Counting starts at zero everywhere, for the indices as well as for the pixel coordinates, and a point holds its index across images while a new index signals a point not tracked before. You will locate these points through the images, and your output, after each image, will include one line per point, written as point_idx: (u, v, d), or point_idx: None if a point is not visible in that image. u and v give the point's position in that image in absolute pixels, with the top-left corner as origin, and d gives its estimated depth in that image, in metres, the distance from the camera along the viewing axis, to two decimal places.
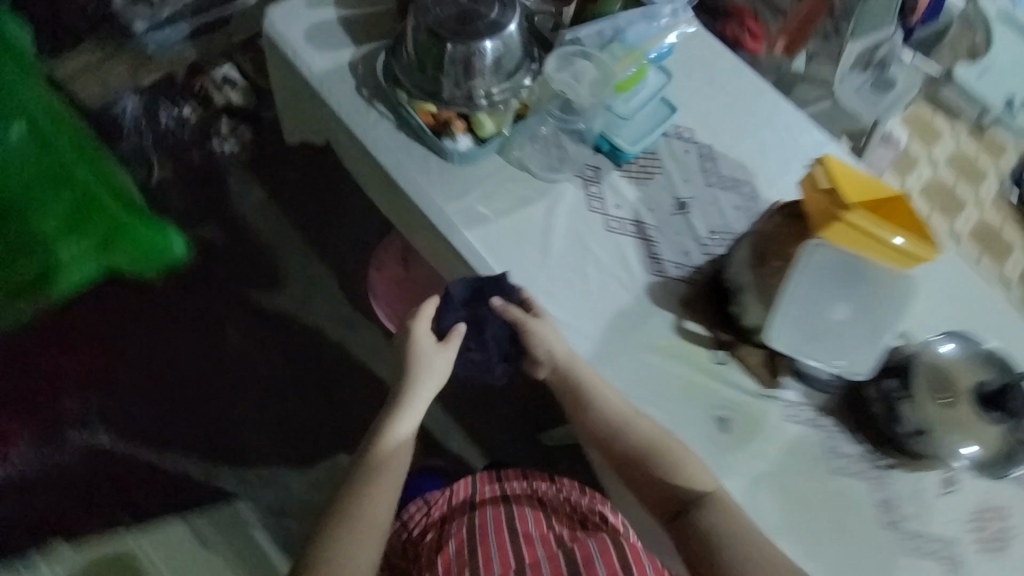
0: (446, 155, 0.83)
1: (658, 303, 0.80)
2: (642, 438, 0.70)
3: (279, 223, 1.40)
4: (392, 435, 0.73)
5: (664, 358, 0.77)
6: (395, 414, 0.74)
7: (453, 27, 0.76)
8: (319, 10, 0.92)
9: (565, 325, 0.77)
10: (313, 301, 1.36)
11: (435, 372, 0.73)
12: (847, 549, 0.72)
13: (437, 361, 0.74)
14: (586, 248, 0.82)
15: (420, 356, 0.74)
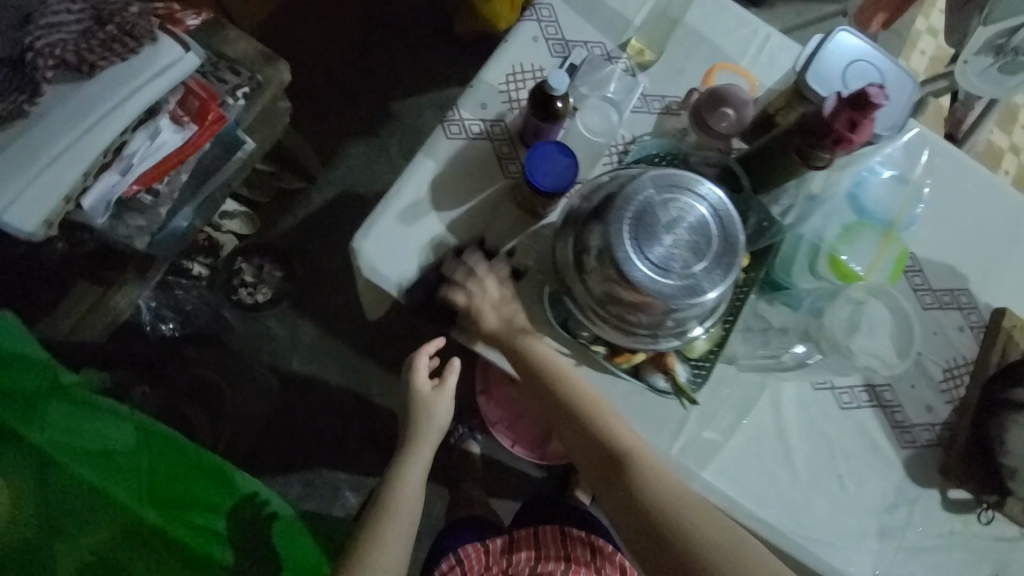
0: (663, 393, 0.67)
1: (920, 480, 0.72)
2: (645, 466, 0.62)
3: (305, 302, 1.33)
4: (405, 472, 0.81)
5: (932, 533, 0.71)
6: (410, 458, 0.81)
7: (676, 277, 0.56)
8: (420, 225, 0.71)
9: (840, 545, 0.69)
10: (341, 362, 1.31)
11: (440, 410, 0.82)
12: None
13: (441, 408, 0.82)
14: (831, 442, 0.71)
15: (424, 403, 0.81)
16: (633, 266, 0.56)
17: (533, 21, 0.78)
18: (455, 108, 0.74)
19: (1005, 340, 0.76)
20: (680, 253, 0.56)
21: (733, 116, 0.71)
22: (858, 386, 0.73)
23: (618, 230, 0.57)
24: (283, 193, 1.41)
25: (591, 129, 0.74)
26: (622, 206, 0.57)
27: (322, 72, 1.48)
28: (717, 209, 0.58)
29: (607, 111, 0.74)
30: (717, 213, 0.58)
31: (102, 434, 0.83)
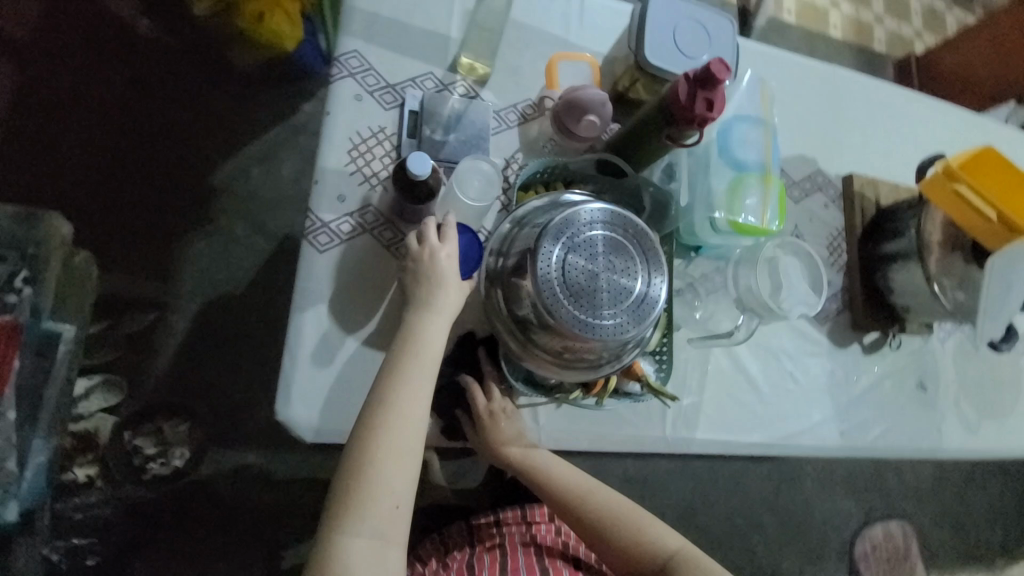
0: (643, 398, 0.69)
1: (842, 343, 0.86)
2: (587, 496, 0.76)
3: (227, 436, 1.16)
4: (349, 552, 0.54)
5: (860, 376, 0.86)
6: (356, 532, 0.54)
7: (627, 305, 0.56)
8: (340, 358, 0.63)
9: (810, 427, 0.81)
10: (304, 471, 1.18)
11: (451, 282, 0.62)
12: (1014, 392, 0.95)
13: (399, 459, 0.57)
14: (776, 351, 0.81)
15: (431, 270, 0.61)
16: (592, 328, 0.54)
17: (347, 78, 0.67)
18: (312, 214, 0.64)
19: (859, 200, 0.89)
20: (619, 287, 0.56)
21: (596, 120, 0.69)
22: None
23: (557, 309, 0.54)
24: (136, 338, 1.17)
25: (468, 196, 0.65)
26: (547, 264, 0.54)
27: (103, 180, 1.19)
28: (620, 225, 0.58)
29: (479, 166, 0.66)
30: (623, 229, 0.58)
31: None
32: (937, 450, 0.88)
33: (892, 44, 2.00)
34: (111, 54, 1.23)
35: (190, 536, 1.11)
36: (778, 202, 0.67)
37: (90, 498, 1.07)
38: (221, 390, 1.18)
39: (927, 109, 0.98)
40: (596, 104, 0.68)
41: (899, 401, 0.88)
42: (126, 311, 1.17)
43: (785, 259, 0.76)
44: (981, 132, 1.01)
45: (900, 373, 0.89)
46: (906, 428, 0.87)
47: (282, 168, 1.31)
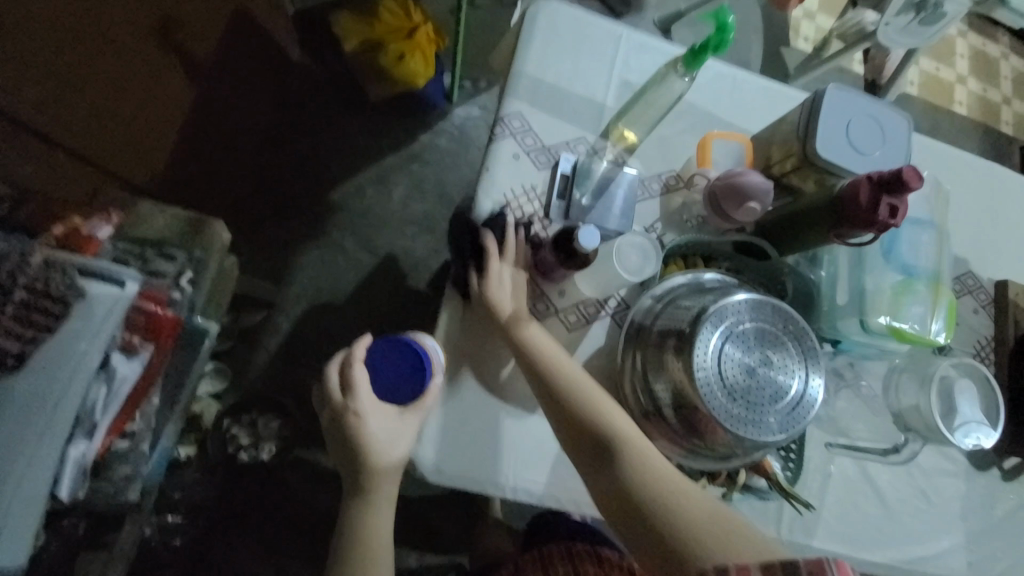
0: (768, 496, 0.65)
1: (982, 465, 0.78)
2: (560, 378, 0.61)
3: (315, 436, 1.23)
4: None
5: (999, 503, 0.78)
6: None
7: (782, 406, 0.54)
8: (468, 406, 0.65)
9: (938, 554, 0.74)
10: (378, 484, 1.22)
11: (387, 426, 0.62)
12: None
13: (382, 513, 0.63)
14: (909, 464, 0.75)
15: (363, 426, 0.62)
16: (745, 425, 0.53)
17: (508, 137, 0.71)
18: (461, 262, 0.67)
19: (1013, 310, 0.82)
20: (774, 388, 0.54)
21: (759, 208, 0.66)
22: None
23: (712, 400, 0.53)
24: (248, 332, 1.27)
25: (628, 267, 0.65)
26: (704, 351, 0.54)
27: (241, 186, 1.31)
28: (780, 321, 0.56)
29: (634, 241, 0.66)
30: (782, 325, 0.56)
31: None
32: None
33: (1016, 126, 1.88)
34: (267, 77, 1.37)
35: (267, 528, 1.16)
36: (947, 313, 0.62)
37: (190, 477, 1.15)
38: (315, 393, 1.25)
39: None
40: (760, 191, 0.66)
41: None
42: (243, 307, 1.27)
43: (959, 386, 0.69)
44: None
45: None
46: None
47: (395, 191, 1.40)
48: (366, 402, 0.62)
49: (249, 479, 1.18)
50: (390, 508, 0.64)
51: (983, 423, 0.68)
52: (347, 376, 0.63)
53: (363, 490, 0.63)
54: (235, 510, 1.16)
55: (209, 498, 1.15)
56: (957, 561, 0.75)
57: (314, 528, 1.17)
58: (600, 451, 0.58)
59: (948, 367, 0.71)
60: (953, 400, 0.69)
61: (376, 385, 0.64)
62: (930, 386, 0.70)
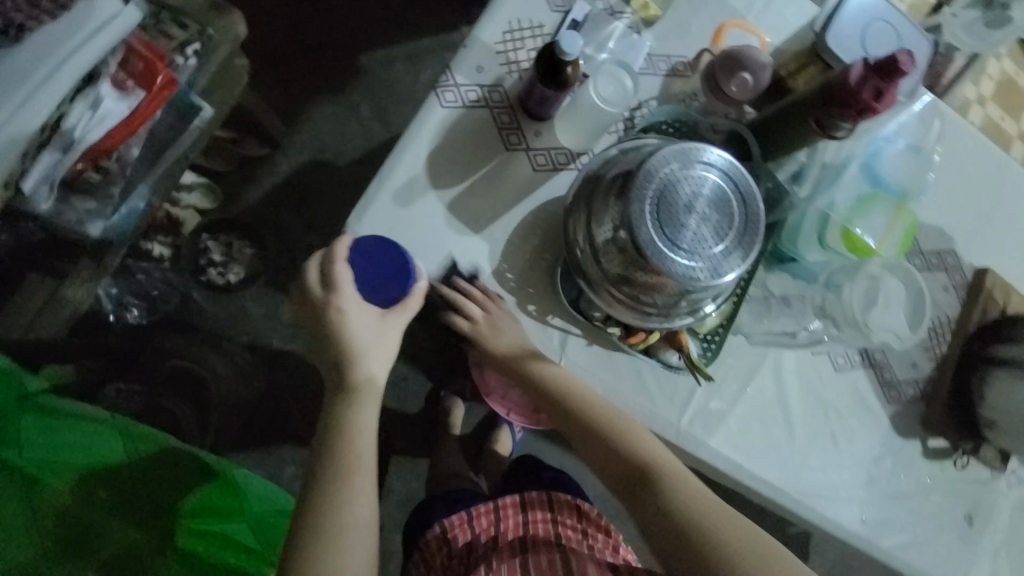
0: (677, 372, 0.68)
1: (905, 433, 0.77)
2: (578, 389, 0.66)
3: (281, 274, 1.25)
4: (349, 508, 0.59)
5: (912, 478, 0.77)
6: (347, 495, 0.59)
7: (709, 251, 0.55)
8: (418, 205, 0.65)
9: (834, 497, 0.74)
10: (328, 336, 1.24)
11: (371, 329, 0.64)
12: None
13: (368, 413, 0.64)
14: (827, 403, 0.75)
15: (344, 327, 0.62)
16: (664, 258, 0.53)
17: None
18: (448, 71, 0.68)
19: (984, 298, 0.80)
20: (705, 236, 0.55)
21: (749, 81, 0.68)
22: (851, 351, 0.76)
23: (642, 228, 0.53)
24: (245, 162, 1.28)
25: (600, 92, 0.66)
26: (645, 182, 0.54)
27: (277, 19, 1.33)
28: (734, 182, 0.57)
29: (620, 76, 0.67)
30: (734, 186, 0.57)
31: (82, 445, 0.79)
32: None
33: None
34: None
35: (211, 338, 1.20)
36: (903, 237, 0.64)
37: (152, 267, 1.19)
38: (293, 233, 1.27)
39: None
40: (755, 65, 0.68)
41: (943, 522, 0.78)
42: (246, 133, 1.29)
43: (883, 289, 0.68)
44: None
45: (954, 496, 0.79)
46: (932, 549, 0.78)
47: (422, 71, 1.38)
48: (348, 301, 0.63)
49: (206, 289, 1.22)
50: (371, 420, 0.64)
51: (896, 324, 0.68)
52: (331, 271, 0.62)
53: (347, 392, 0.64)
54: (186, 312, 1.20)
55: (166, 292, 1.19)
56: (848, 512, 0.75)
57: (255, 351, 1.21)
58: (637, 475, 0.63)
59: (881, 267, 0.67)
60: (876, 298, 0.68)
61: (368, 283, 0.63)
62: (853, 278, 0.68)
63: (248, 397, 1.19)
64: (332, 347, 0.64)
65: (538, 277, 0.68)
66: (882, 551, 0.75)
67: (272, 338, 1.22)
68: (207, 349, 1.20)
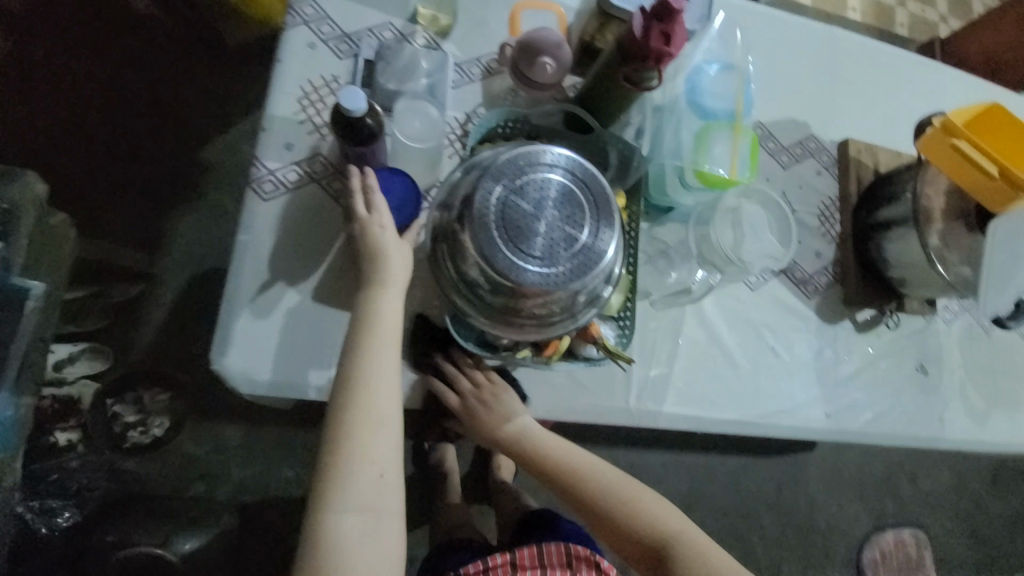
0: (601, 363, 0.66)
1: (835, 319, 0.79)
2: (577, 467, 0.69)
3: (209, 404, 1.17)
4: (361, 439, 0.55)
5: (855, 356, 0.80)
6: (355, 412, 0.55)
7: (575, 247, 0.53)
8: (280, 309, 0.60)
9: (796, 405, 0.76)
10: (283, 443, 1.19)
11: (394, 249, 0.59)
12: (1013, 378, 0.89)
13: (387, 310, 0.58)
14: (754, 323, 0.76)
15: (370, 235, 0.58)
16: (528, 274, 0.52)
17: (301, 26, 0.67)
18: (256, 160, 0.62)
19: (853, 167, 0.83)
20: (562, 232, 0.53)
21: (552, 64, 0.66)
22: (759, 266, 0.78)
23: (496, 254, 0.52)
24: (122, 308, 1.17)
25: (407, 134, 0.65)
26: (482, 208, 0.52)
27: (94, 150, 1.21)
28: (570, 169, 0.55)
29: (424, 110, 0.66)
30: (572, 173, 0.55)
31: None
32: (939, 439, 0.82)
33: (954, 5, 1.70)
34: (105, 29, 1.26)
35: (161, 500, 1.12)
36: (749, 150, 0.63)
37: (61, 457, 1.08)
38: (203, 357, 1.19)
39: (927, 71, 0.92)
40: (552, 46, 0.66)
41: (899, 384, 0.81)
42: (109, 280, 1.18)
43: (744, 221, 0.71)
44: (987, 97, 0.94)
45: (900, 354, 0.82)
46: (900, 411, 0.80)
47: None
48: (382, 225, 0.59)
49: (133, 453, 1.12)
50: (395, 350, 0.58)
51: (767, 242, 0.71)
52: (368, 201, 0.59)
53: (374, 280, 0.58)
54: (125, 486, 1.12)
55: (93, 476, 1.10)
56: (811, 414, 0.76)
57: (215, 492, 1.14)
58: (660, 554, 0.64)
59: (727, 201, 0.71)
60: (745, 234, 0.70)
61: (387, 206, 0.60)
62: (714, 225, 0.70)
63: (227, 538, 1.14)
64: (366, 263, 0.59)
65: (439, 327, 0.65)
66: (853, 434, 0.78)
67: (227, 472, 1.16)
68: (162, 512, 1.12)
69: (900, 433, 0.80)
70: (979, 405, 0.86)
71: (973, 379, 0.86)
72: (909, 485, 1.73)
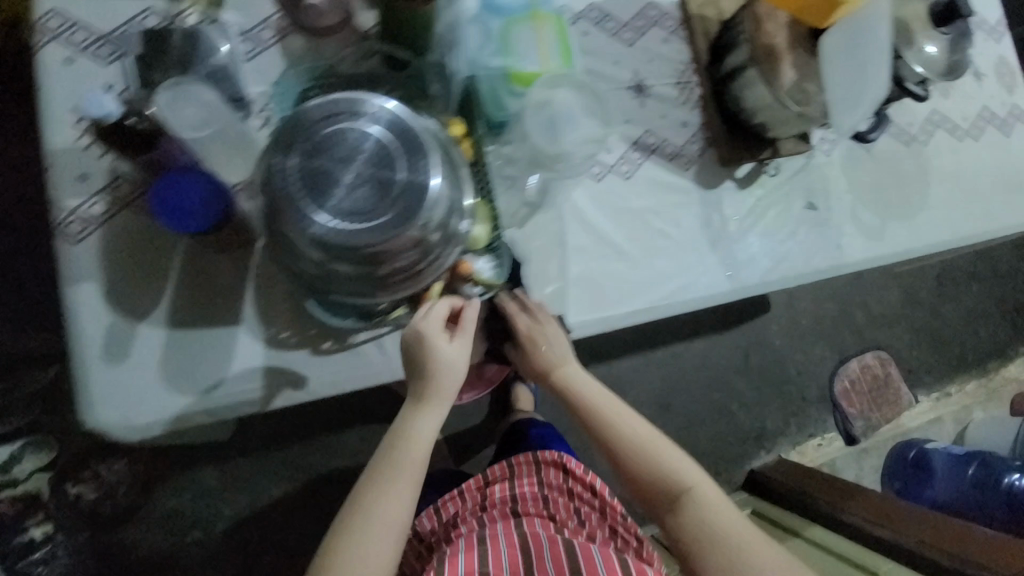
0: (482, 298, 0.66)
1: (714, 184, 0.79)
2: (592, 398, 0.67)
3: (168, 456, 1.16)
4: (419, 416, 0.60)
5: (744, 213, 0.81)
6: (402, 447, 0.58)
7: (398, 189, 0.50)
8: (137, 348, 0.57)
9: (696, 278, 0.77)
10: (255, 468, 1.19)
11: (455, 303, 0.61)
12: (901, 188, 0.91)
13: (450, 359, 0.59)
14: (637, 212, 0.75)
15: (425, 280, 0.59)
16: (354, 238, 0.49)
17: (50, 42, 0.59)
18: (54, 204, 0.57)
19: (699, 23, 0.80)
20: (376, 184, 0.50)
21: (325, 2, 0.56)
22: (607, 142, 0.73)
23: (315, 229, 0.49)
24: (40, 397, 1.09)
25: (184, 124, 0.49)
26: (283, 184, 0.49)
27: None
28: (366, 114, 0.51)
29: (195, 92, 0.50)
30: (369, 118, 0.51)
31: None
32: (841, 266, 0.85)
33: None
34: None
35: (157, 556, 1.14)
36: (559, 40, 0.58)
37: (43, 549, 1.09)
38: None
39: None
40: None
41: (791, 227, 0.83)
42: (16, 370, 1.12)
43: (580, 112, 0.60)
44: None
45: (786, 198, 0.83)
46: (797, 252, 0.83)
47: None
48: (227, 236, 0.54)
49: (111, 524, 1.13)
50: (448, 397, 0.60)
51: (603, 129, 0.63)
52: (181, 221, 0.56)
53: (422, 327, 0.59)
54: (115, 557, 1.12)
55: (79, 558, 1.11)
56: (714, 282, 0.78)
57: (204, 533, 1.16)
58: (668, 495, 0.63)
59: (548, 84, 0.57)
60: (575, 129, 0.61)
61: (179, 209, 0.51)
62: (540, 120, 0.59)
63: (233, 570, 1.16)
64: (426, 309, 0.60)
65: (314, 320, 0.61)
66: (758, 287, 0.80)
67: (210, 513, 1.16)
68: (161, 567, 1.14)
69: (803, 272, 0.82)
70: (874, 223, 0.88)
71: (863, 199, 0.88)
72: (863, 313, 1.82)
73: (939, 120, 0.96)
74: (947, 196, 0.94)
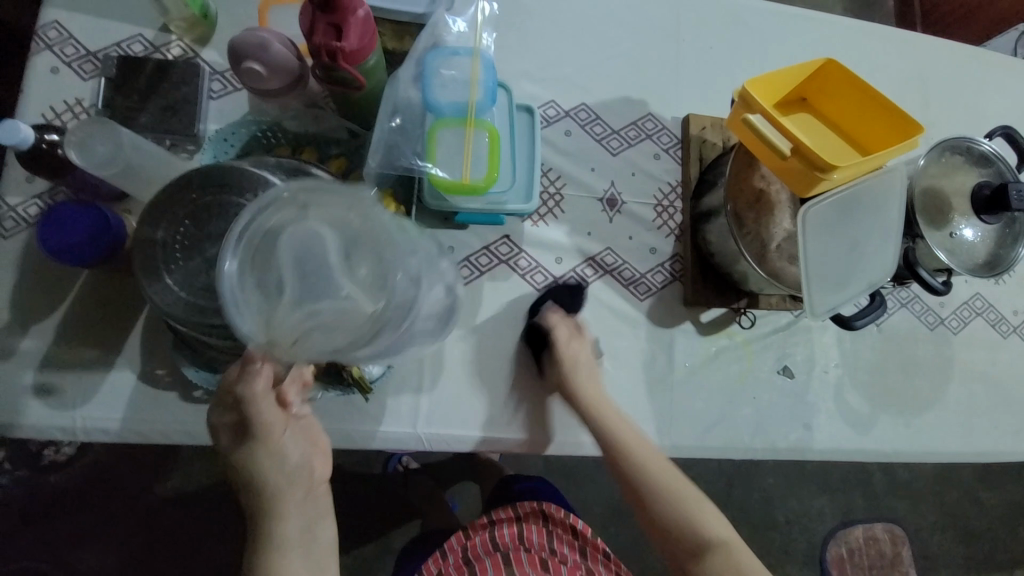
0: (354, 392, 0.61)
1: (669, 323, 0.71)
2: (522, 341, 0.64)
3: None
4: (279, 533, 0.47)
5: (700, 360, 0.71)
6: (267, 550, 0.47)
7: None
8: (17, 352, 0.58)
9: (623, 421, 0.68)
10: None
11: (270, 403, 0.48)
12: (908, 373, 0.78)
13: (274, 451, 0.48)
14: (573, 331, 0.69)
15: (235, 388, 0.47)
16: (201, 314, 0.47)
17: (44, 50, 0.63)
18: None
19: (696, 146, 0.73)
20: None
21: (265, 70, 0.54)
22: (434, 288, 0.52)
23: (167, 296, 0.47)
24: None
25: (90, 160, 0.53)
26: (148, 243, 0.48)
27: None
28: (251, 188, 0.48)
29: (111, 132, 0.53)
30: (251, 193, 0.48)
31: None
32: (803, 450, 0.72)
33: None
34: None
35: None
36: (489, 148, 0.54)
37: None
38: None
39: (798, 25, 0.79)
40: (258, 47, 0.53)
41: (754, 389, 0.72)
42: None
43: (334, 263, 0.45)
44: (877, 50, 0.81)
45: (757, 356, 0.73)
46: (755, 419, 0.71)
47: None
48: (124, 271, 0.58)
49: None
50: (292, 489, 0.48)
51: (360, 302, 0.44)
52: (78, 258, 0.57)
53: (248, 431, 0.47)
54: None
55: None
56: (644, 431, 0.68)
57: None
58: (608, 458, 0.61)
59: (301, 205, 0.45)
60: (320, 288, 0.44)
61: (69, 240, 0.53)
62: (274, 255, 0.44)
63: None
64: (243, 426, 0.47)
65: (184, 370, 0.59)
66: (695, 449, 0.69)
67: None
68: None
69: (758, 445, 0.71)
70: (864, 407, 0.75)
71: (854, 378, 0.76)
72: (884, 476, 1.46)
73: (978, 305, 0.81)
74: (967, 399, 0.79)
